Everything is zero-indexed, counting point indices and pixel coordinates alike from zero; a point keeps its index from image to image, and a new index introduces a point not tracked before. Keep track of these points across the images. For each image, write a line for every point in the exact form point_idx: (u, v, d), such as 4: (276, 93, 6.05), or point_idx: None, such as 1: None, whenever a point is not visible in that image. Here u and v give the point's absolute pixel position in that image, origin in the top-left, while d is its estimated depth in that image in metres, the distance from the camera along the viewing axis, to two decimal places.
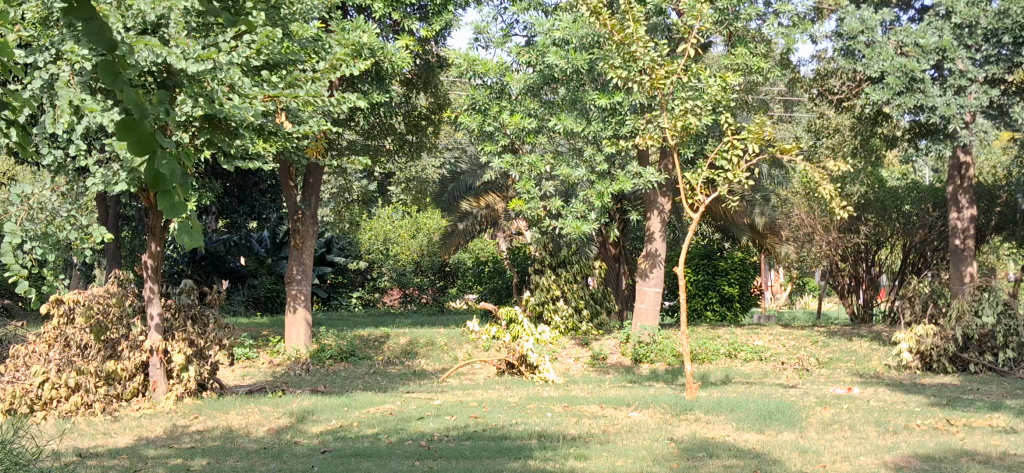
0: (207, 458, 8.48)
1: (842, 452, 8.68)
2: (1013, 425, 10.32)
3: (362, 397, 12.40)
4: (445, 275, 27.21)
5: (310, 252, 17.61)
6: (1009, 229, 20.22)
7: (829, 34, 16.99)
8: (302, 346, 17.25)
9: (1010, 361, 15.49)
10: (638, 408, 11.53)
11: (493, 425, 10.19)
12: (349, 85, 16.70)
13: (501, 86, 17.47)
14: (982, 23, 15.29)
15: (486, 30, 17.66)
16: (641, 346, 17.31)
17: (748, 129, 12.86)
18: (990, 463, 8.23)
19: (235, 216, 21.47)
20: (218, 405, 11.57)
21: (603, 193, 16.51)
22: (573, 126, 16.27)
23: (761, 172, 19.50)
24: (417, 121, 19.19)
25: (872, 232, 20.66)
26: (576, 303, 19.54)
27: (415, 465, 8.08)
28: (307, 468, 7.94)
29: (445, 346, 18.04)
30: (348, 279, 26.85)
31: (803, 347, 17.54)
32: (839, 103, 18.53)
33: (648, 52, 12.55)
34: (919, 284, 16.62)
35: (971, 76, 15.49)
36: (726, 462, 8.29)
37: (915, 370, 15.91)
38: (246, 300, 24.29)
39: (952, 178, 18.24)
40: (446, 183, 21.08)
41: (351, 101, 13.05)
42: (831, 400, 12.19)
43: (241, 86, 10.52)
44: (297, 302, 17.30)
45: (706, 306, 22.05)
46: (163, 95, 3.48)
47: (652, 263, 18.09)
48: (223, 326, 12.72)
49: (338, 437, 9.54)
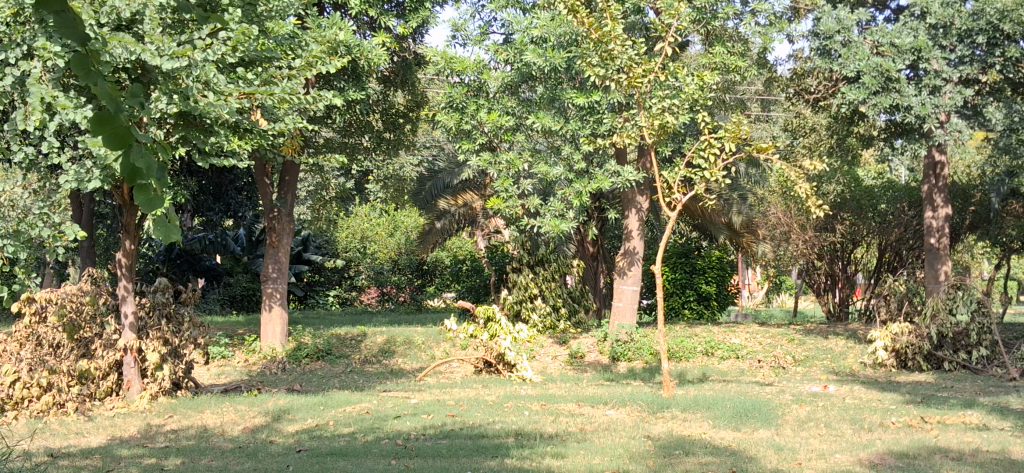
0: (181, 457, 8.40)
1: (818, 450, 8.71)
2: (987, 423, 10.40)
3: (339, 396, 12.33)
4: (422, 273, 27.15)
5: (286, 250, 17.49)
6: (983, 227, 20.39)
7: (805, 34, 17.08)
8: (278, 344, 17.17)
9: (984, 358, 15.61)
10: (616, 406, 11.53)
11: (469, 424, 10.14)
12: (325, 83, 16.63)
13: (478, 84, 17.42)
14: (956, 23, 15.44)
15: (464, 27, 17.62)
16: (618, 345, 17.33)
17: (725, 128, 12.90)
18: (963, 460, 8.29)
19: (211, 215, 21.38)
20: (193, 404, 11.45)
21: (581, 192, 16.52)
22: (550, 124, 16.29)
23: (738, 171, 19.60)
24: (394, 119, 19.18)
25: (848, 231, 20.74)
26: (554, 302, 19.58)
27: (391, 465, 8.03)
28: (282, 467, 7.87)
29: (422, 345, 17.99)
30: (324, 277, 26.49)
31: (779, 345, 17.61)
32: (816, 102, 18.59)
33: (626, 51, 12.59)
34: (895, 283, 16.83)
35: (946, 76, 15.59)
36: (702, 459, 8.32)
37: (891, 368, 16.00)
38: (221, 299, 23.86)
39: (927, 177, 18.40)
40: (423, 181, 20.90)
41: (328, 99, 13.01)
42: (807, 398, 12.25)
43: (216, 82, 10.36)
44: (272, 301, 17.20)
45: (683, 304, 22.03)
46: (136, 89, 3.40)
47: (630, 261, 18.10)
48: (200, 325, 12.68)
49: (314, 436, 9.48)
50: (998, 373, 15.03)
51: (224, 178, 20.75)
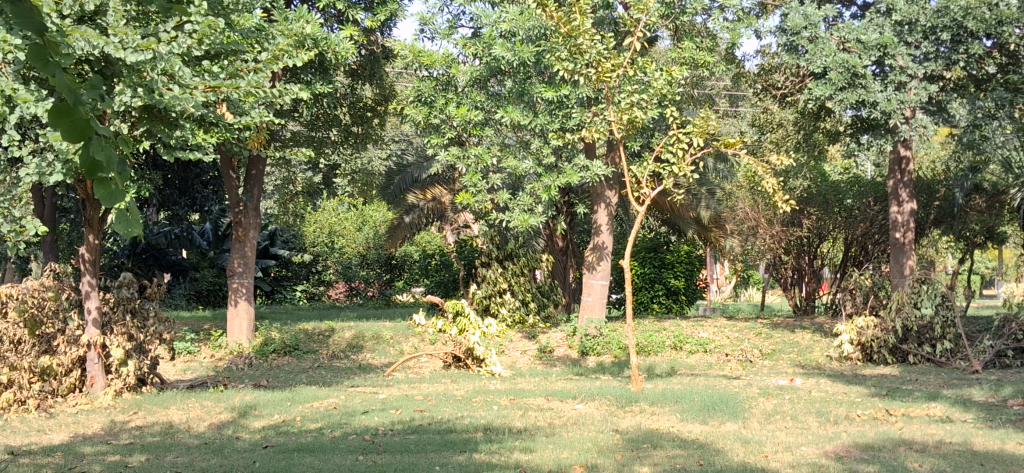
0: (147, 454, 8.31)
1: (784, 442, 8.77)
2: (950, 415, 10.52)
3: (306, 392, 12.24)
4: (391, 268, 27.09)
5: (253, 245, 17.35)
6: (947, 222, 20.61)
7: (772, 30, 17.17)
8: (245, 339, 17.09)
9: (948, 351, 15.73)
10: (584, 400, 11.55)
11: (438, 419, 10.12)
12: (293, 76, 16.54)
13: (447, 78, 17.39)
14: (921, 20, 15.62)
15: (433, 21, 17.56)
16: (588, 339, 17.33)
17: (693, 123, 12.94)
18: (927, 452, 8.38)
19: (177, 209, 21.25)
20: (159, 400, 11.36)
21: (550, 187, 16.55)
22: (520, 118, 16.25)
23: (706, 166, 19.72)
24: (362, 113, 19.09)
25: (815, 225, 20.94)
26: (523, 296, 19.63)
27: (358, 460, 7.97)
28: (248, 463, 7.82)
29: (391, 340, 17.95)
30: (291, 272, 26.61)
31: (747, 339, 17.74)
32: (784, 98, 18.72)
33: (595, 46, 12.55)
34: (861, 277, 17.13)
35: (911, 72, 15.73)
36: (670, 452, 8.35)
37: (856, 361, 16.24)
38: (187, 293, 23.65)
39: (892, 172, 18.58)
40: (391, 175, 20.76)
41: (296, 92, 12.90)
42: (774, 391, 12.34)
43: (182, 75, 10.23)
44: (239, 296, 17.10)
45: (652, 299, 22.19)
46: (97, 81, 3.35)
47: (599, 256, 18.13)
48: (165, 320, 12.50)
49: (281, 431, 9.40)
50: (961, 366, 15.19)
51: (190, 172, 20.59)
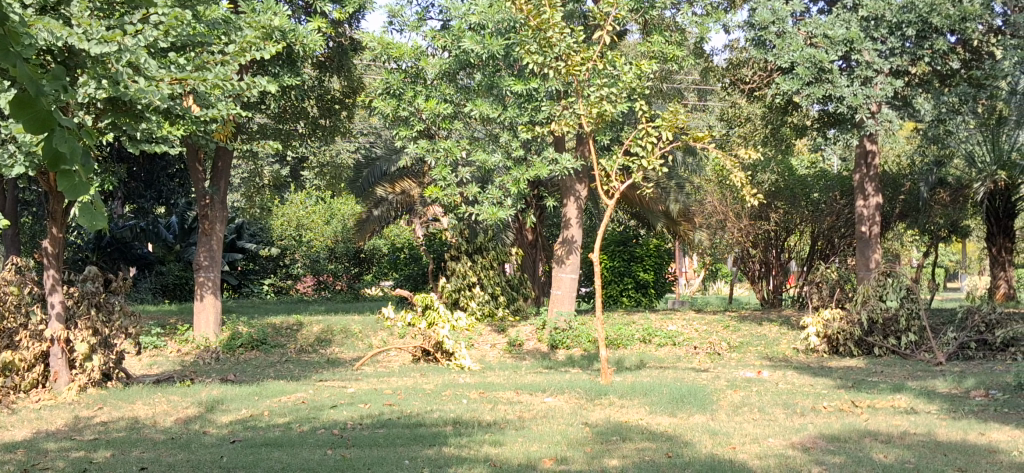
0: (112, 450, 8.22)
1: (751, 434, 8.83)
2: (914, 406, 10.67)
3: (273, 386, 12.17)
4: (359, 262, 26.97)
5: (219, 238, 17.20)
6: (912, 216, 20.70)
7: (741, 25, 17.23)
8: (211, 334, 16.92)
9: (913, 343, 15.92)
10: (554, 393, 11.57)
11: (407, 413, 10.09)
12: (260, 68, 16.41)
13: (416, 71, 17.35)
14: (887, 16, 15.73)
15: (401, 13, 17.48)
16: (557, 333, 17.36)
17: (662, 117, 12.97)
18: (892, 443, 8.48)
19: (142, 202, 21.08)
20: (124, 395, 11.21)
21: (519, 180, 16.55)
22: (489, 111, 16.24)
23: (675, 160, 19.81)
24: (330, 106, 19.03)
25: (782, 219, 21.03)
26: (492, 290, 19.56)
27: (327, 454, 7.93)
28: (215, 458, 7.75)
29: (359, 334, 17.87)
30: (258, 266, 25.94)
31: (715, 332, 17.84)
32: (751, 92, 18.79)
33: (564, 39, 12.62)
34: (827, 270, 17.27)
35: (877, 68, 15.84)
36: (638, 444, 8.39)
37: (823, 353, 16.33)
38: (152, 288, 23.31)
39: (859, 166, 18.75)
40: (360, 169, 20.85)
41: (264, 85, 12.80)
42: (742, 383, 12.44)
43: (147, 68, 10.11)
44: (204, 290, 16.95)
45: (621, 292, 22.21)
46: (60, 72, 3.29)
47: (568, 249, 18.16)
48: (131, 315, 12.39)
49: (248, 426, 9.34)
50: (925, 358, 15.37)
51: (156, 165, 20.49)
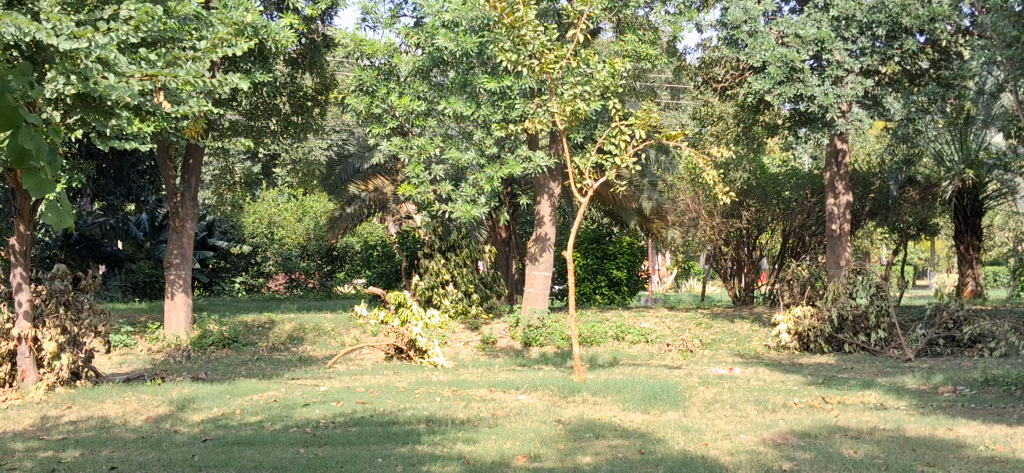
0: (82, 449, 8.14)
1: (723, 431, 8.89)
2: (884, 402, 10.80)
3: (245, 384, 12.10)
4: (332, 259, 26.86)
5: (190, 236, 17.05)
6: (881, 214, 20.85)
7: (714, 24, 17.33)
8: (182, 332, 16.79)
9: (882, 340, 16.08)
10: (527, 390, 11.59)
11: (380, 411, 10.07)
12: (231, 65, 16.32)
13: (389, 68, 17.31)
14: (858, 16, 15.86)
15: (374, 10, 17.42)
16: (530, 330, 17.37)
17: (635, 116, 13.01)
18: (862, 438, 8.55)
19: (112, 200, 20.99)
20: (93, 394, 11.11)
21: (492, 178, 16.54)
22: (462, 109, 16.24)
23: (649, 157, 19.87)
24: (302, 102, 18.84)
25: (754, 217, 21.19)
26: (466, 287, 19.53)
27: (300, 453, 7.89)
28: (186, 457, 7.68)
29: (332, 332, 17.81)
30: (229, 264, 25.93)
31: (687, 329, 17.93)
32: (724, 91, 18.91)
33: (538, 37, 12.64)
34: (798, 268, 17.41)
35: (848, 67, 15.98)
36: (611, 442, 8.40)
37: (793, 350, 16.46)
38: (122, 285, 23.07)
39: (829, 164, 18.90)
40: (333, 166, 20.77)
41: (235, 81, 12.69)
42: (714, 380, 12.52)
43: (117, 63, 9.95)
44: (175, 288, 16.81)
45: (594, 290, 22.28)
46: (25, 65, 3.30)
47: (542, 247, 18.16)
48: (100, 313, 12.33)
49: (220, 425, 9.27)
50: (895, 355, 15.54)
51: (125, 161, 20.37)
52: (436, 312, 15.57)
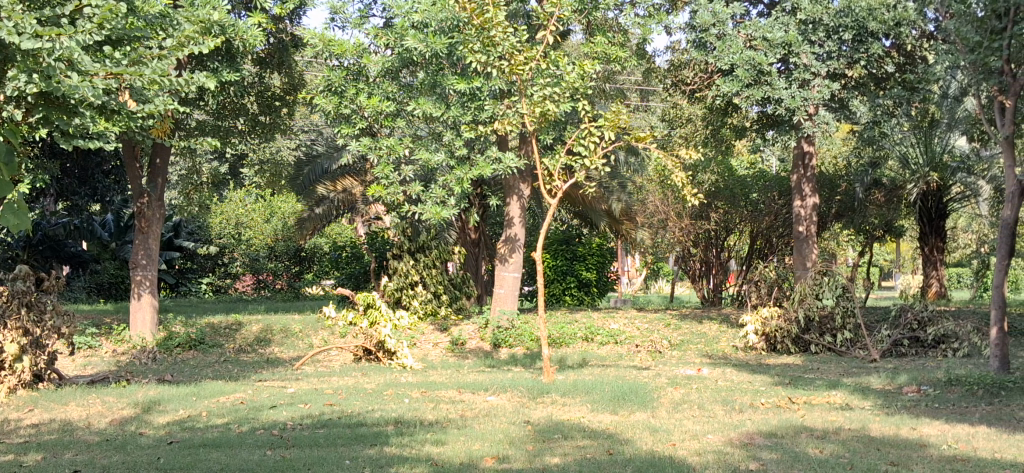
0: (43, 453, 8.01)
1: (690, 430, 8.95)
2: (849, 402, 10.93)
3: (212, 386, 11.96)
4: (300, 260, 26.72)
5: (156, 236, 16.86)
6: (847, 216, 21.09)
7: (682, 26, 17.43)
8: (148, 334, 16.59)
9: (848, 341, 16.25)
10: (496, 392, 11.58)
11: (348, 413, 10.01)
12: (198, 64, 16.18)
13: (358, 68, 17.24)
14: (824, 20, 16.06)
15: (343, 10, 17.33)
16: (500, 331, 17.36)
17: (605, 117, 13.03)
18: (827, 438, 8.64)
19: (76, 199, 20.72)
20: (56, 396, 10.98)
21: (462, 179, 16.51)
22: (431, 110, 16.21)
23: (617, 159, 19.95)
24: (270, 102, 18.73)
25: (722, 218, 21.35)
26: (435, 288, 19.51)
27: (267, 455, 7.83)
28: (151, 460, 7.61)
29: (300, 333, 17.68)
30: (196, 264, 25.70)
31: (656, 330, 18.01)
32: (692, 93, 19.03)
33: (507, 38, 12.63)
34: (765, 269, 17.56)
35: (814, 71, 16.16)
36: (579, 442, 8.44)
37: (760, 351, 16.58)
38: (87, 287, 22.81)
39: (796, 167, 19.06)
40: (301, 166, 20.44)
41: (201, 80, 12.57)
42: (683, 381, 12.59)
43: (81, 61, 9.74)
44: (142, 288, 16.60)
45: (564, 291, 22.33)
46: None
47: (511, 248, 18.17)
48: (63, 314, 12.16)
49: (186, 427, 9.18)
50: (860, 355, 15.74)
51: (90, 160, 20.13)
52: (406, 316, 15.42)
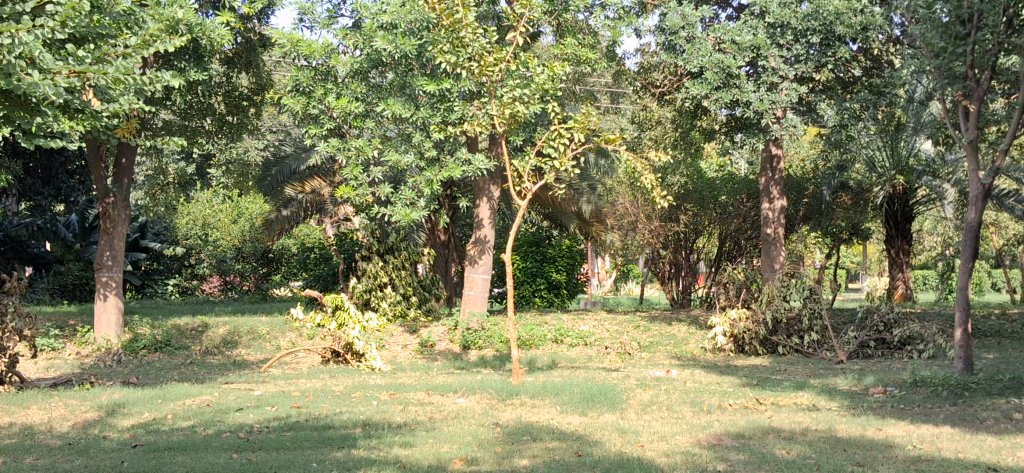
0: (3, 457, 7.85)
1: (660, 432, 8.97)
2: (816, 403, 11.01)
3: (177, 389, 11.79)
4: (268, 261, 26.52)
5: (122, 237, 16.65)
6: (814, 218, 21.26)
7: (652, 29, 17.48)
8: (113, 336, 16.37)
9: (815, 342, 16.37)
10: (465, 394, 11.55)
11: (315, 415, 9.92)
12: (165, 63, 16.01)
13: (327, 69, 17.13)
14: (793, 23, 16.16)
15: (312, 11, 17.22)
16: (469, 333, 17.33)
17: (574, 119, 13.02)
18: (795, 439, 8.71)
19: (39, 200, 20.42)
20: (18, 399, 10.81)
21: (432, 181, 16.47)
22: (401, 111, 16.12)
23: (587, 161, 20.00)
24: (238, 101, 18.62)
25: (691, 220, 21.43)
26: (404, 290, 19.41)
27: (233, 458, 7.74)
28: (116, 463, 7.49)
29: (267, 335, 17.52)
30: (162, 266, 25.41)
31: (626, 332, 18.05)
32: (662, 96, 19.11)
33: (477, 39, 12.60)
34: (734, 271, 17.68)
35: (782, 74, 16.26)
36: (548, 444, 8.42)
37: (728, 353, 16.68)
38: (50, 288, 22.49)
39: (764, 170, 19.22)
40: (269, 166, 20.33)
41: (167, 79, 12.39)
42: (652, 382, 12.62)
43: (42, 60, 9.53)
44: (107, 290, 16.39)
45: (534, 293, 22.31)
46: None
47: (481, 249, 18.15)
48: (25, 315, 11.95)
49: (150, 430, 9.06)
50: (827, 356, 15.88)
51: (53, 160, 19.86)
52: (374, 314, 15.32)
